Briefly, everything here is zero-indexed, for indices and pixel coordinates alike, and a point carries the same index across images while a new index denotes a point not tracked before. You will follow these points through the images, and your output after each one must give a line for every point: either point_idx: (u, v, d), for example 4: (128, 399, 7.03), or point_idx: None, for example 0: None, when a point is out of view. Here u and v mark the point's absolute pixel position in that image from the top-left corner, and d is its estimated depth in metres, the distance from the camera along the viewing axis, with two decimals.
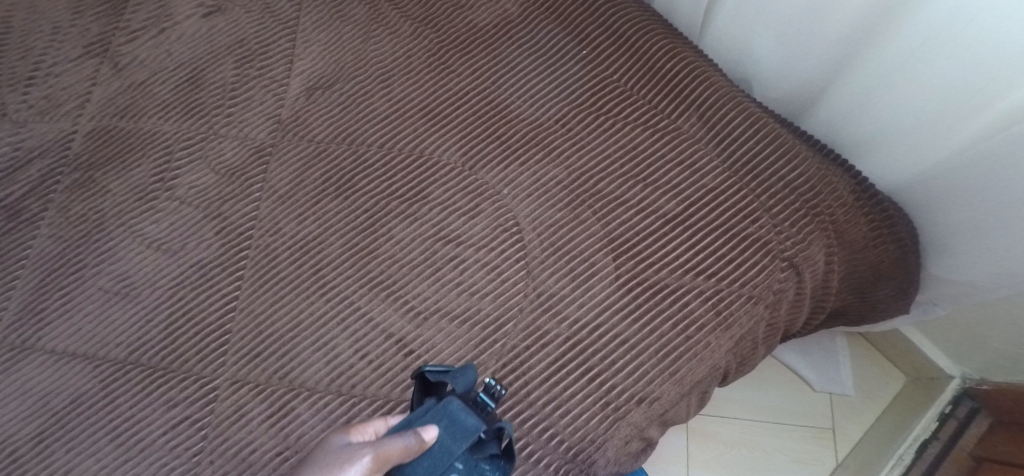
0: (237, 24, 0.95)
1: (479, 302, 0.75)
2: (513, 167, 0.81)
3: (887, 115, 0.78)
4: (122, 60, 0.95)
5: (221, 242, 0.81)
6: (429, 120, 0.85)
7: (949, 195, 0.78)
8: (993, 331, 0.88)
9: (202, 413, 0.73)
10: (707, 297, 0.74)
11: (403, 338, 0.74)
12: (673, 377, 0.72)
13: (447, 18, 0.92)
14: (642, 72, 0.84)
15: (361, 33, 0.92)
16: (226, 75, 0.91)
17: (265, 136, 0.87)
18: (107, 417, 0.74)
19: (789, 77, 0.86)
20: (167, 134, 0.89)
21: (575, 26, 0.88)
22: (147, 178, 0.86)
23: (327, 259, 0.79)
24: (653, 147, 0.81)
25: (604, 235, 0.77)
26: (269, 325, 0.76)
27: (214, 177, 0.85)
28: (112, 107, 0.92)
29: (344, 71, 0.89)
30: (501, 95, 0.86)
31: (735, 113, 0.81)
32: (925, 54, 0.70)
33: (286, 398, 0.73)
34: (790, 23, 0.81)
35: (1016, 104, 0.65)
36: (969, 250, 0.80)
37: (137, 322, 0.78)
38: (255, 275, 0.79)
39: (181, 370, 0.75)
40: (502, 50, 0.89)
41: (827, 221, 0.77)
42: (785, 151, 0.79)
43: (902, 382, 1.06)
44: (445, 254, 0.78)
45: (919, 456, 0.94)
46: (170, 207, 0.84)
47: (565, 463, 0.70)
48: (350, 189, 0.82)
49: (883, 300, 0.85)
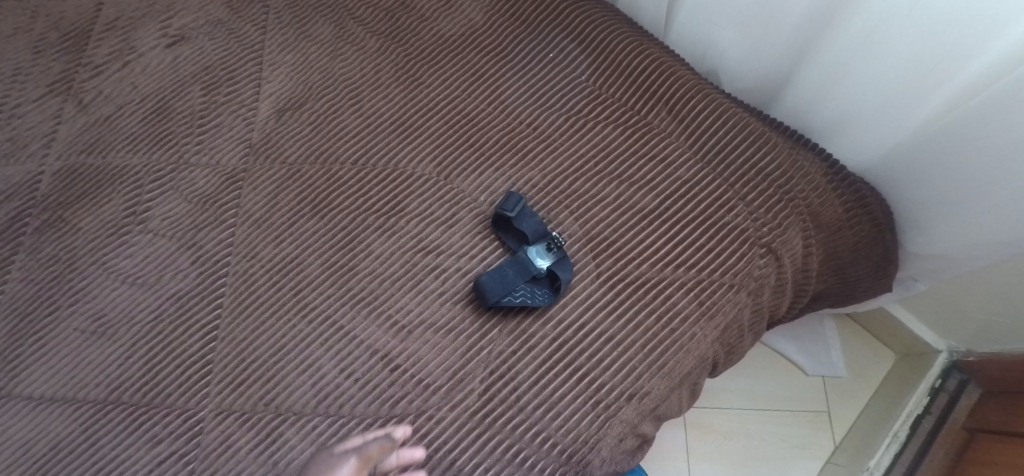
0: (202, 52, 0.94)
1: (462, 310, 0.75)
2: (487, 174, 0.81)
3: (852, 96, 0.79)
4: (87, 97, 0.94)
5: (198, 271, 0.80)
6: (401, 133, 0.85)
7: (919, 170, 0.79)
8: (976, 302, 0.89)
9: (188, 447, 0.71)
10: (690, 288, 0.74)
11: (389, 353, 0.74)
12: (661, 371, 0.72)
13: (412, 31, 0.92)
14: (609, 71, 0.85)
15: (327, 52, 0.92)
16: (194, 104, 0.90)
17: (237, 161, 0.86)
18: (91, 459, 0.72)
19: (754, 66, 0.87)
20: (136, 167, 0.88)
21: (540, 31, 0.89)
22: (119, 212, 0.85)
23: (307, 280, 0.78)
24: (625, 144, 0.81)
25: (583, 234, 0.77)
26: (252, 351, 0.75)
27: (188, 207, 0.84)
28: (79, 144, 0.91)
29: (313, 90, 0.89)
30: (471, 104, 0.86)
31: (704, 104, 0.82)
32: (883, 34, 0.71)
33: (274, 423, 0.71)
34: (751, 13, 0.82)
35: (976, 73, 0.67)
36: (943, 223, 0.81)
37: (116, 360, 0.77)
38: (235, 302, 0.78)
39: (164, 405, 0.74)
40: (470, 59, 0.89)
41: (802, 205, 0.77)
42: (755, 139, 0.80)
43: (892, 360, 1.07)
44: (427, 265, 0.77)
45: (914, 433, 0.94)
46: (144, 240, 0.83)
47: (560, 466, 0.69)
48: (326, 208, 0.82)
49: (864, 279, 0.86)
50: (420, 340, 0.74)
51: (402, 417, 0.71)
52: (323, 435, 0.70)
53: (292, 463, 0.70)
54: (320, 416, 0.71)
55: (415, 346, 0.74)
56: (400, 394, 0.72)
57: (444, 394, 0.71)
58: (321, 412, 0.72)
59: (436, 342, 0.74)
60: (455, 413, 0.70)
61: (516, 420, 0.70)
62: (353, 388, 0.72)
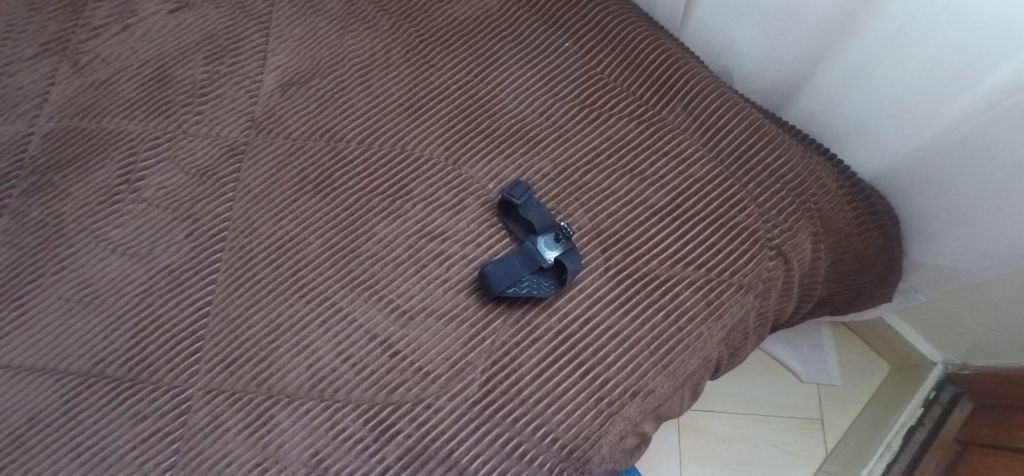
0: (206, 20, 0.91)
1: (466, 299, 0.73)
2: (497, 161, 0.79)
3: (869, 101, 0.78)
4: (83, 59, 0.91)
5: (192, 245, 0.77)
6: (409, 115, 0.83)
7: (928, 181, 0.79)
8: (975, 314, 0.90)
9: (174, 426, 0.69)
10: (698, 287, 0.74)
11: (388, 339, 0.72)
12: (666, 369, 0.71)
13: (426, 13, 0.91)
14: (626, 65, 0.84)
15: (337, 28, 0.90)
16: (196, 72, 0.87)
17: (238, 134, 0.83)
18: (69, 434, 0.69)
19: (770, 69, 0.87)
20: (131, 134, 0.84)
21: (556, 20, 0.88)
22: (111, 179, 0.82)
23: (306, 259, 0.76)
24: (639, 139, 0.80)
25: (592, 228, 0.76)
26: (245, 329, 0.73)
27: (185, 178, 0.81)
28: (72, 107, 0.87)
29: (321, 66, 0.87)
30: (483, 89, 0.84)
31: (719, 103, 0.81)
32: (905, 38, 0.70)
33: (265, 405, 0.69)
34: (770, 15, 0.81)
35: (993, 86, 0.66)
36: (948, 235, 0.81)
37: (101, 332, 0.74)
38: (230, 278, 0.75)
39: (149, 382, 0.71)
40: (484, 44, 0.87)
41: (813, 210, 0.78)
42: (769, 141, 0.80)
43: (885, 370, 1.08)
44: (430, 250, 0.75)
45: (907, 442, 0.95)
46: (136, 209, 0.80)
47: (560, 462, 0.68)
48: (330, 187, 0.79)
49: (867, 287, 0.86)
50: (421, 327, 0.72)
51: (400, 405, 0.69)
52: (316, 419, 0.68)
53: (282, 447, 0.67)
54: (314, 400, 0.69)
55: (416, 332, 0.72)
56: (398, 381, 0.70)
57: (444, 383, 0.69)
58: (315, 395, 0.69)
59: (437, 330, 0.72)
60: (455, 403, 0.68)
61: (516, 413, 0.68)
62: (349, 373, 0.70)
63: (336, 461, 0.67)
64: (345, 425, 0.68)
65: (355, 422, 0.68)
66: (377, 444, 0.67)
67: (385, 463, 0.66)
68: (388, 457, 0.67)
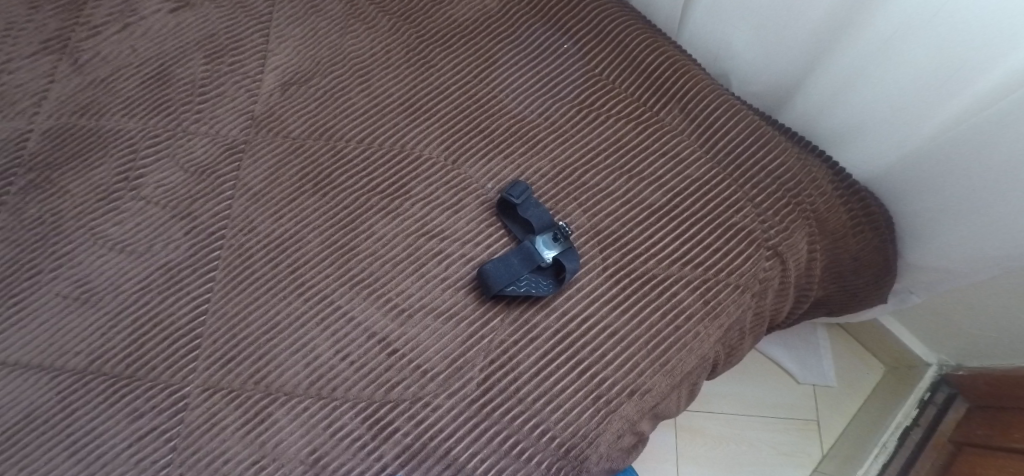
0: (206, 19, 0.92)
1: (465, 297, 0.73)
2: (496, 160, 0.80)
3: (863, 103, 0.79)
4: (82, 57, 0.91)
5: (191, 242, 0.77)
6: (409, 115, 0.83)
7: (923, 184, 0.80)
8: (969, 316, 0.91)
9: (171, 423, 0.68)
10: (695, 287, 0.74)
11: (387, 337, 0.72)
12: (663, 368, 0.71)
13: (425, 14, 0.91)
14: (625, 67, 0.85)
15: (337, 28, 0.90)
16: (196, 71, 0.88)
17: (238, 132, 0.83)
18: (65, 431, 0.69)
19: (766, 71, 0.88)
20: (131, 131, 0.84)
21: (555, 22, 0.89)
22: (111, 176, 0.82)
23: (305, 257, 0.76)
24: (637, 140, 0.81)
25: (590, 227, 0.76)
26: (244, 326, 0.73)
27: (184, 176, 0.81)
28: (72, 104, 0.88)
29: (321, 66, 0.87)
30: (482, 89, 0.85)
31: (716, 105, 0.82)
32: (899, 41, 0.71)
33: (263, 403, 0.69)
34: (767, 19, 0.82)
35: (985, 89, 0.67)
36: (943, 237, 0.82)
37: (98, 330, 0.74)
38: (228, 277, 0.75)
39: (147, 379, 0.71)
40: (483, 45, 0.88)
41: (809, 211, 0.78)
42: (765, 142, 0.80)
43: (879, 371, 1.09)
44: (429, 249, 0.76)
45: (902, 443, 0.95)
46: (135, 206, 0.80)
47: (558, 460, 0.68)
48: (329, 186, 0.79)
49: (862, 288, 0.87)
50: (419, 325, 0.72)
51: (398, 403, 0.69)
52: (314, 417, 0.68)
53: (279, 445, 0.67)
54: (312, 398, 0.69)
55: (415, 331, 0.72)
56: (396, 379, 0.70)
57: (443, 382, 0.69)
58: (313, 393, 0.69)
59: (436, 328, 0.72)
60: (453, 401, 0.69)
61: (515, 411, 0.68)
62: (348, 371, 0.70)
63: (335, 459, 0.67)
64: (344, 422, 0.68)
65: (354, 420, 0.68)
66: (376, 442, 0.67)
67: (384, 461, 0.67)
68: (386, 455, 0.67)
